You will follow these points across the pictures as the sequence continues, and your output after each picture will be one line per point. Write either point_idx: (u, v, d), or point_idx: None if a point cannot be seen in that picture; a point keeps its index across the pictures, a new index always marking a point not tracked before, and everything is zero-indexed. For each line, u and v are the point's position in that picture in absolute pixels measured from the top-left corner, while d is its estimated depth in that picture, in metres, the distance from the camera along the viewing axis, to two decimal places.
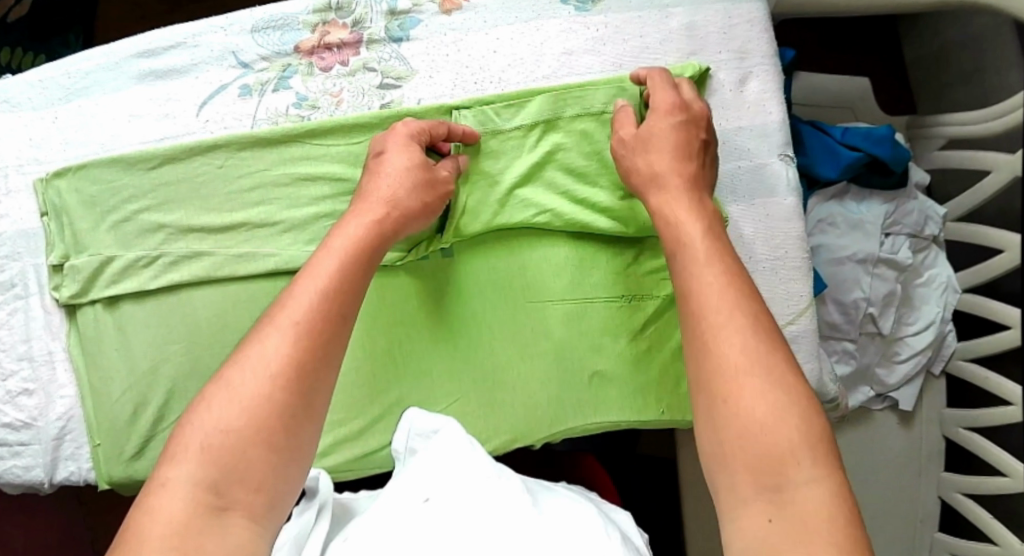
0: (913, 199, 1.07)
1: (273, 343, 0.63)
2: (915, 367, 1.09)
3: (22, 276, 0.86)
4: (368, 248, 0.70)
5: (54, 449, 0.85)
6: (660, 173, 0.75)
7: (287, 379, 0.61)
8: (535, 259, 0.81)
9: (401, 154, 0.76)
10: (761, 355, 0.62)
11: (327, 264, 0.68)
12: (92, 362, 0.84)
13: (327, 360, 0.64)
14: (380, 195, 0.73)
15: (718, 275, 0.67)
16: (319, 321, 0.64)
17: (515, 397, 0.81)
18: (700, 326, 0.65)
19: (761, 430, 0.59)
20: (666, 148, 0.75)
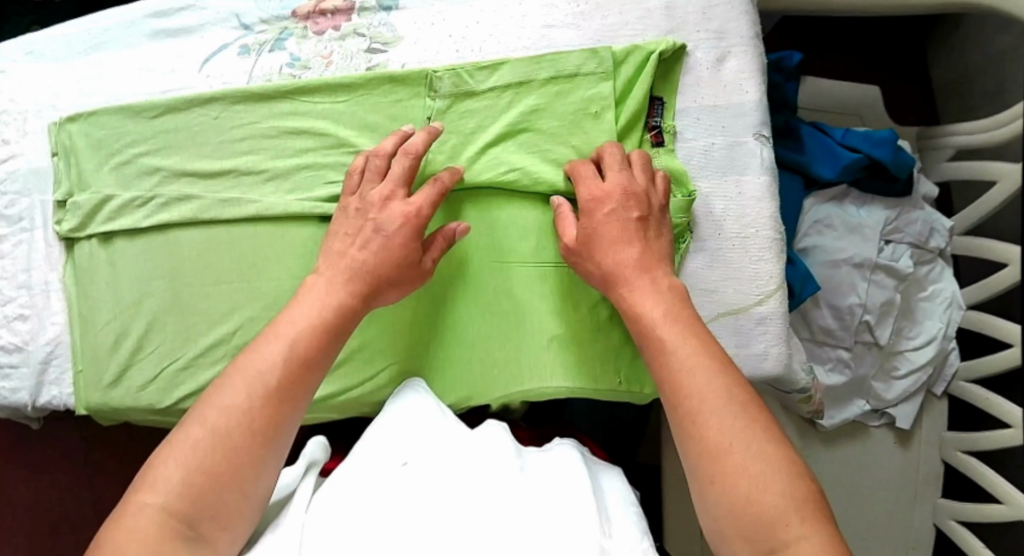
0: (916, 209, 1.01)
1: (246, 400, 0.69)
2: (915, 384, 1.03)
3: (29, 210, 0.93)
4: (333, 327, 0.74)
5: (41, 372, 0.93)
6: (624, 272, 0.76)
7: (258, 429, 0.68)
8: (500, 221, 0.83)
9: (392, 227, 0.77)
10: (743, 430, 0.65)
11: (294, 338, 0.72)
12: (85, 292, 0.91)
13: (285, 419, 0.70)
14: (371, 272, 0.76)
15: (697, 360, 0.69)
16: (283, 386, 0.70)
17: (471, 355, 0.83)
18: (680, 403, 0.68)
19: (751, 499, 0.63)
20: (613, 242, 0.76)
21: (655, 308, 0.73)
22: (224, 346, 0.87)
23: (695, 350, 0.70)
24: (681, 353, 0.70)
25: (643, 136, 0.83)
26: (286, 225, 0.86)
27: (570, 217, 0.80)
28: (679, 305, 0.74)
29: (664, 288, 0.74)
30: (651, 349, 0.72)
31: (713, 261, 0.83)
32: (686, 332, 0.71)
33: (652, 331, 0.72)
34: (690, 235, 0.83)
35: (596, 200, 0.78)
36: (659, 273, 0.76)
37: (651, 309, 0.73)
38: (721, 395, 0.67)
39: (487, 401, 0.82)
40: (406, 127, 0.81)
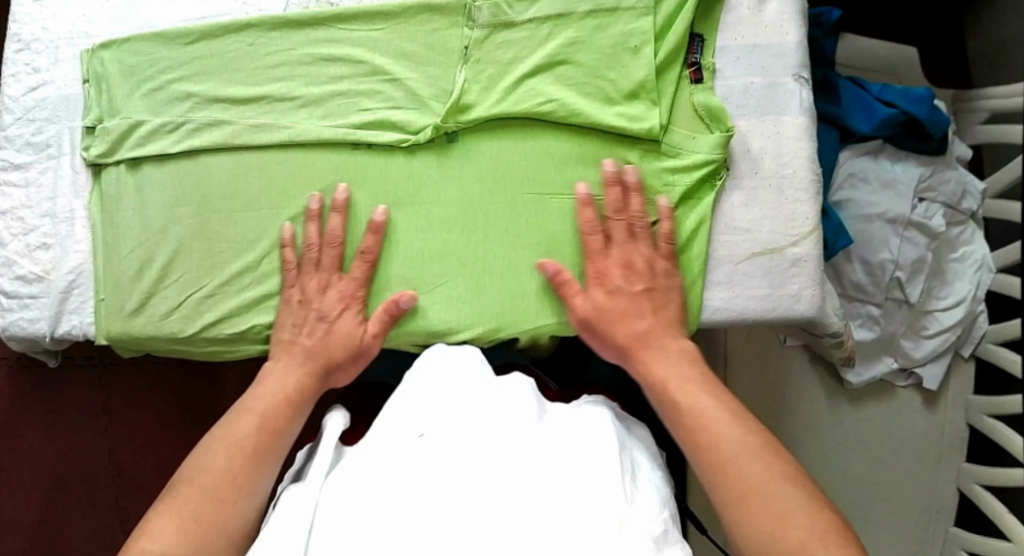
0: (950, 168, 1.01)
1: (230, 460, 0.73)
2: (944, 344, 1.04)
3: (57, 137, 0.93)
4: (293, 401, 0.79)
5: (60, 302, 0.92)
6: (640, 341, 0.78)
7: (242, 481, 0.72)
8: (536, 153, 0.82)
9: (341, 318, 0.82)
10: (765, 473, 0.68)
11: (262, 410, 0.77)
12: (110, 218, 0.90)
13: (270, 474, 0.74)
14: (331, 350, 0.81)
15: (716, 412, 0.72)
16: (258, 444, 0.74)
17: (502, 285, 0.82)
18: (708, 454, 0.70)
19: (780, 535, 0.64)
20: (624, 315, 0.78)
21: (669, 374, 0.75)
22: (249, 273, 0.87)
23: (714, 403, 0.72)
24: (704, 406, 0.72)
25: (681, 73, 0.83)
26: (317, 152, 0.85)
27: (568, 281, 0.80)
28: (690, 368, 0.76)
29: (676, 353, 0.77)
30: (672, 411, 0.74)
31: (749, 199, 0.82)
32: (703, 389, 0.74)
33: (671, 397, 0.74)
34: (728, 172, 0.82)
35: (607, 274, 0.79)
36: (670, 339, 0.78)
37: (667, 372, 0.76)
38: (741, 442, 0.70)
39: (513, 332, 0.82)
40: (314, 205, 0.83)
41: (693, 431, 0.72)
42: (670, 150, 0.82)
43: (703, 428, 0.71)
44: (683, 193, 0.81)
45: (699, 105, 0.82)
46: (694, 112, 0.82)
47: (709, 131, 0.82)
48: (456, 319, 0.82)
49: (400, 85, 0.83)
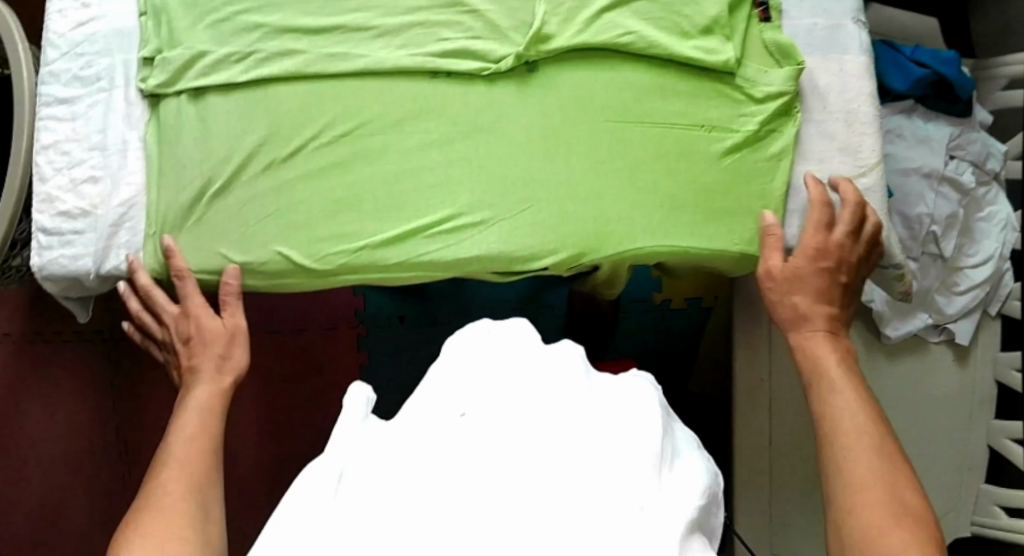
0: (976, 130, 1.07)
1: (170, 477, 0.80)
2: (974, 300, 1.09)
3: (109, 70, 0.91)
4: (210, 415, 0.87)
5: (109, 236, 0.91)
6: (810, 317, 0.82)
7: (184, 487, 0.79)
8: (616, 83, 0.83)
9: (212, 324, 0.90)
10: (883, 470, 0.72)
11: (193, 433, 0.84)
12: (169, 149, 0.89)
13: (209, 475, 0.82)
14: (194, 362, 0.90)
15: (854, 405, 0.78)
16: (202, 461, 0.82)
17: (586, 212, 0.83)
18: (832, 436, 0.76)
19: (873, 520, 0.69)
20: (813, 292, 0.83)
21: (832, 353, 0.81)
22: (314, 204, 0.86)
23: (857, 396, 0.78)
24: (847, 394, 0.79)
25: (752, 12, 0.86)
26: (394, 81, 0.84)
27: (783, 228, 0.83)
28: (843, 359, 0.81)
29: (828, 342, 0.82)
30: (815, 388, 0.80)
31: (818, 133, 0.85)
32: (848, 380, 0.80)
33: (819, 377, 0.80)
34: (799, 107, 0.85)
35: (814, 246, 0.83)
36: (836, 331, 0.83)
37: (821, 352, 0.81)
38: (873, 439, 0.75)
39: (594, 257, 0.83)
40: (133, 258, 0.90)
41: (829, 412, 0.78)
42: (744, 83, 0.84)
43: (834, 412, 0.78)
44: (757, 123, 0.84)
45: (770, 42, 0.85)
46: (766, 49, 0.85)
47: (780, 67, 0.85)
48: (539, 244, 0.82)
49: (479, 16, 0.84)
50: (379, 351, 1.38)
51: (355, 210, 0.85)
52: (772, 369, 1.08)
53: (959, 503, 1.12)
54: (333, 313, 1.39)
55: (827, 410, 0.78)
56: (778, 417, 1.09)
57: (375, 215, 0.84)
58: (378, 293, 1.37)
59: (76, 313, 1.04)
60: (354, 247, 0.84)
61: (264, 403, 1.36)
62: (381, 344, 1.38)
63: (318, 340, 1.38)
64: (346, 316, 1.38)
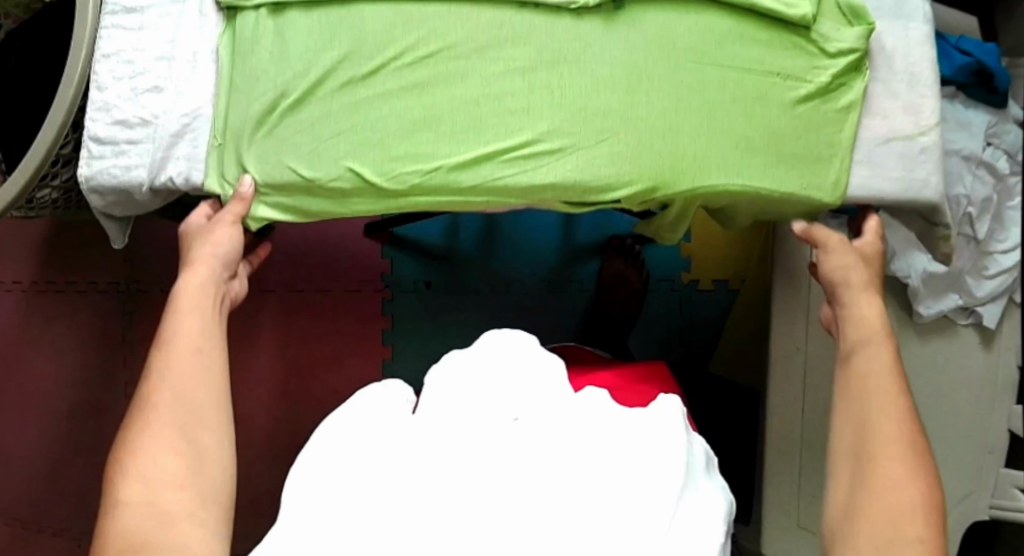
0: (1010, 122, 1.11)
1: (170, 382, 0.77)
2: (1001, 285, 1.11)
3: None
4: (210, 299, 0.84)
5: (168, 148, 0.88)
6: (854, 294, 0.85)
7: (184, 394, 0.77)
8: (698, 27, 0.85)
9: (217, 226, 0.86)
10: (908, 440, 0.74)
11: (195, 318, 0.82)
12: (241, 62, 0.87)
13: (210, 374, 0.80)
14: (197, 264, 0.86)
15: (886, 372, 0.79)
16: (206, 344, 0.81)
17: (663, 147, 0.84)
18: (860, 395, 0.78)
19: (891, 485, 0.71)
20: (854, 278, 0.85)
21: (877, 326, 0.82)
22: (387, 121, 0.85)
23: (888, 360, 0.80)
24: (880, 357, 0.80)
25: None
26: (481, 7, 0.85)
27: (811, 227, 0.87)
28: (879, 322, 0.83)
29: (876, 307, 0.84)
30: (847, 355, 0.82)
31: (884, 91, 0.88)
32: (884, 344, 0.81)
33: (858, 346, 0.82)
34: (868, 65, 0.88)
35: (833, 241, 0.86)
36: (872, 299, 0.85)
37: (860, 319, 0.83)
38: (900, 406, 0.77)
39: (666, 191, 0.84)
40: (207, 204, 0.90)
41: (862, 375, 0.79)
42: (819, 38, 0.86)
43: (864, 367, 0.80)
44: (830, 76, 0.86)
45: (843, 3, 0.88)
46: (839, 8, 0.88)
47: (851, 27, 0.87)
48: (614, 175, 0.83)
49: None
50: (404, 319, 1.32)
51: (434, 133, 0.84)
52: (809, 336, 1.05)
53: (979, 485, 1.13)
54: (360, 274, 1.33)
55: (857, 359, 0.81)
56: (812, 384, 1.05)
57: (453, 138, 0.84)
58: (409, 259, 1.33)
59: (111, 237, 1.01)
60: (429, 167, 0.84)
61: (282, 362, 1.30)
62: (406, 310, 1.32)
63: (343, 302, 1.32)
64: (373, 279, 1.32)
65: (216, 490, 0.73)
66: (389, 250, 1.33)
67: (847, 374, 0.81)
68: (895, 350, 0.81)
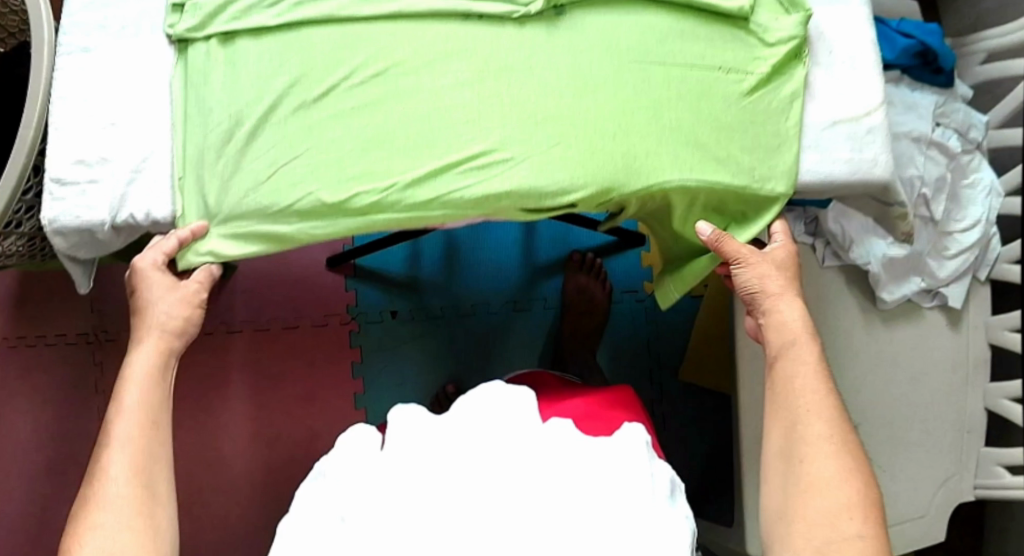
0: (957, 100, 1.14)
1: (127, 456, 0.81)
2: (962, 264, 1.13)
3: (137, 19, 0.92)
4: (164, 371, 0.88)
5: (128, 183, 0.88)
6: (779, 300, 0.89)
7: (139, 470, 0.81)
8: (639, 28, 0.87)
9: (176, 300, 0.88)
10: (836, 440, 0.81)
11: (149, 392, 0.85)
12: (196, 93, 0.88)
13: (161, 451, 0.84)
14: (149, 336, 0.88)
15: (809, 375, 0.85)
16: (158, 421, 0.84)
17: (614, 147, 0.84)
18: (786, 400, 0.85)
19: (823, 486, 0.79)
20: (778, 282, 0.89)
21: (796, 327, 0.87)
22: (338, 140, 0.85)
23: (813, 363, 0.86)
24: (805, 359, 0.86)
25: None
26: (427, 24, 0.86)
27: (722, 232, 0.88)
28: (800, 325, 0.88)
29: (796, 311, 0.88)
30: (775, 358, 0.88)
31: (828, 76, 0.90)
32: (806, 347, 0.87)
33: (784, 350, 0.87)
34: (808, 51, 0.90)
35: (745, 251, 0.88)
36: (790, 299, 0.89)
37: (783, 324, 0.88)
38: (826, 408, 0.83)
39: (627, 192, 0.84)
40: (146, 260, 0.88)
41: (787, 380, 0.86)
42: (758, 28, 0.89)
43: (792, 376, 0.85)
44: (773, 63, 0.88)
45: None
46: None
47: (789, 14, 0.90)
48: (565, 181, 0.83)
49: None
50: (375, 349, 1.31)
51: (388, 150, 0.84)
52: None
53: (959, 466, 1.14)
54: (327, 308, 1.32)
55: (781, 366, 0.87)
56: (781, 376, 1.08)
57: (407, 154, 0.84)
58: (372, 288, 1.32)
59: (77, 284, 1.00)
60: (385, 184, 0.84)
61: (255, 404, 1.29)
62: (379, 340, 1.31)
63: (314, 337, 1.31)
64: (340, 311, 1.32)
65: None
66: (351, 282, 1.32)
67: (776, 381, 0.87)
68: (817, 351, 0.87)
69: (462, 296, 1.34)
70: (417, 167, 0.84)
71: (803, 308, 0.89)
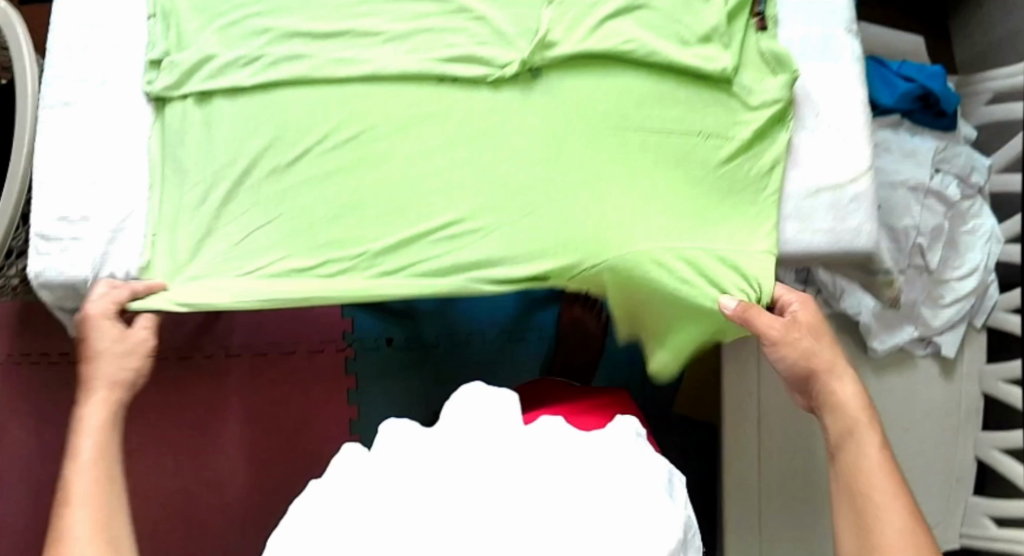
0: (960, 144, 1.10)
1: (88, 519, 0.73)
2: (958, 313, 1.10)
3: (116, 73, 0.91)
4: (116, 423, 0.79)
5: (110, 242, 0.88)
6: (835, 376, 0.79)
7: (101, 532, 0.72)
8: (617, 91, 0.85)
9: (128, 345, 0.82)
10: (915, 543, 0.70)
11: (103, 443, 0.77)
12: (173, 153, 0.89)
13: (123, 507, 0.75)
14: (100, 381, 0.80)
15: (881, 468, 0.74)
16: (118, 474, 0.76)
17: (586, 216, 0.84)
18: (857, 498, 0.74)
19: None
20: (830, 357, 0.79)
21: (858, 408, 0.77)
22: (311, 206, 0.85)
23: (881, 452, 0.75)
24: (868, 448, 0.75)
25: (749, 20, 0.88)
26: (402, 87, 0.86)
27: (746, 302, 0.81)
28: (860, 406, 0.77)
29: (853, 388, 0.78)
30: (837, 446, 0.77)
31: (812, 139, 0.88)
32: (871, 432, 0.76)
33: (848, 435, 0.77)
34: (793, 114, 0.87)
35: (789, 325, 0.80)
36: (844, 368, 0.79)
37: (842, 407, 0.77)
38: (902, 506, 0.72)
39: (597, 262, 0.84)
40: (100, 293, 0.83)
41: (852, 473, 0.75)
42: (741, 91, 0.87)
43: (857, 468, 0.75)
44: (753, 127, 0.86)
45: (766, 51, 0.87)
46: (761, 57, 0.88)
47: (775, 75, 0.87)
48: (533, 250, 0.84)
49: (484, 21, 0.85)
50: (367, 377, 1.32)
51: (359, 216, 0.85)
52: (761, 381, 1.10)
53: (946, 515, 1.13)
54: (321, 335, 1.32)
55: (841, 457, 0.76)
56: (765, 427, 1.09)
57: (379, 222, 0.84)
58: (368, 316, 1.32)
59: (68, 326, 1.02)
60: (356, 252, 0.84)
61: (251, 428, 1.30)
62: (371, 368, 1.32)
63: (308, 364, 1.31)
64: (334, 338, 1.32)
65: None
66: (348, 309, 1.32)
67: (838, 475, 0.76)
68: (882, 434, 0.76)
69: (455, 325, 1.34)
70: (388, 235, 0.84)
71: (860, 382, 0.79)
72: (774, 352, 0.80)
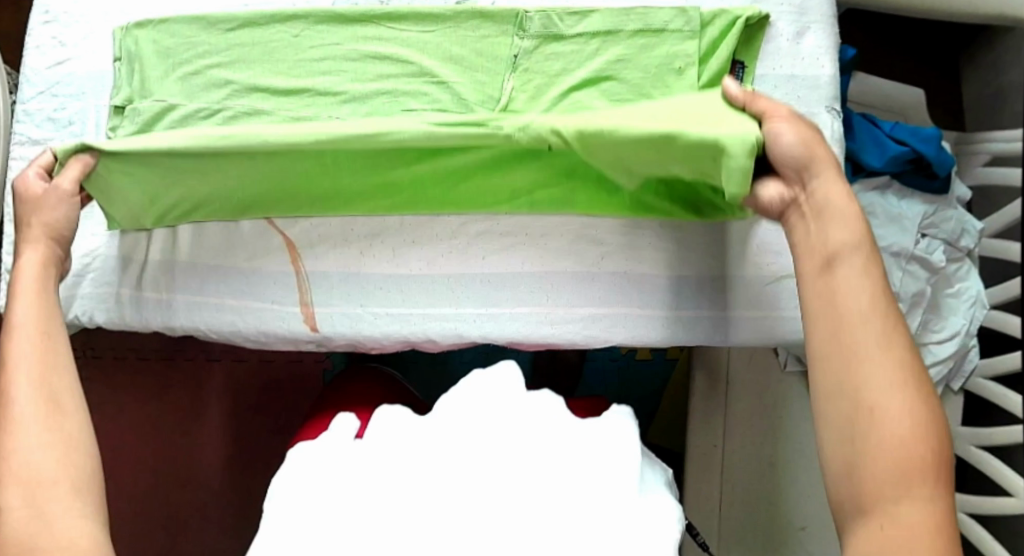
0: (952, 208, 1.06)
1: (27, 380, 0.70)
2: (936, 377, 1.05)
3: (82, 115, 0.90)
4: (51, 277, 0.78)
5: (73, 286, 0.89)
6: (826, 177, 0.70)
7: (42, 391, 0.70)
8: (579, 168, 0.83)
9: (54, 194, 0.79)
10: (906, 380, 0.62)
11: (43, 308, 0.75)
12: None
13: (66, 360, 0.74)
14: (35, 236, 0.79)
15: (868, 299, 0.65)
16: (54, 331, 0.74)
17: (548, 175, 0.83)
18: (843, 330, 0.64)
19: (891, 441, 0.60)
20: (823, 154, 0.70)
21: (848, 210, 0.68)
22: (288, 253, 0.89)
23: (871, 278, 0.66)
24: (857, 273, 0.66)
25: None
26: None
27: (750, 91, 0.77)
28: (856, 224, 0.68)
29: (847, 195, 0.69)
30: (825, 260, 0.67)
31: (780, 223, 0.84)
32: (864, 258, 0.67)
33: (836, 246, 0.67)
34: None
35: (778, 109, 0.73)
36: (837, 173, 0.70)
37: (836, 219, 0.68)
38: (893, 339, 0.64)
39: (546, 126, 0.79)
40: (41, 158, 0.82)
41: (836, 299, 0.66)
42: None
43: (844, 284, 0.66)
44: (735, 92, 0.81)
45: None
46: None
47: None
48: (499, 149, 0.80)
49: (446, 86, 0.84)
50: None
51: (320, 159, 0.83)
52: (726, 437, 1.08)
53: None
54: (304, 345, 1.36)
55: (830, 279, 0.66)
56: (729, 474, 1.07)
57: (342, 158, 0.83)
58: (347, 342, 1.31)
59: None
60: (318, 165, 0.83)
61: (229, 428, 1.33)
62: None
63: (290, 371, 1.35)
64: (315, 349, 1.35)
65: (92, 483, 0.67)
66: None
67: (814, 291, 0.67)
68: (875, 259, 0.67)
69: None
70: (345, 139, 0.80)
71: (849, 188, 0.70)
72: (776, 125, 0.72)
